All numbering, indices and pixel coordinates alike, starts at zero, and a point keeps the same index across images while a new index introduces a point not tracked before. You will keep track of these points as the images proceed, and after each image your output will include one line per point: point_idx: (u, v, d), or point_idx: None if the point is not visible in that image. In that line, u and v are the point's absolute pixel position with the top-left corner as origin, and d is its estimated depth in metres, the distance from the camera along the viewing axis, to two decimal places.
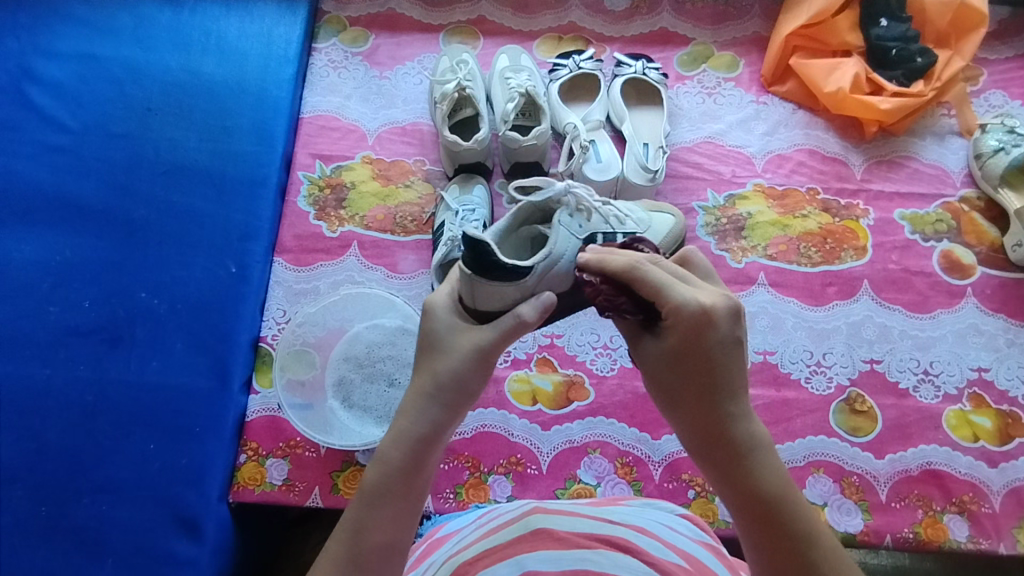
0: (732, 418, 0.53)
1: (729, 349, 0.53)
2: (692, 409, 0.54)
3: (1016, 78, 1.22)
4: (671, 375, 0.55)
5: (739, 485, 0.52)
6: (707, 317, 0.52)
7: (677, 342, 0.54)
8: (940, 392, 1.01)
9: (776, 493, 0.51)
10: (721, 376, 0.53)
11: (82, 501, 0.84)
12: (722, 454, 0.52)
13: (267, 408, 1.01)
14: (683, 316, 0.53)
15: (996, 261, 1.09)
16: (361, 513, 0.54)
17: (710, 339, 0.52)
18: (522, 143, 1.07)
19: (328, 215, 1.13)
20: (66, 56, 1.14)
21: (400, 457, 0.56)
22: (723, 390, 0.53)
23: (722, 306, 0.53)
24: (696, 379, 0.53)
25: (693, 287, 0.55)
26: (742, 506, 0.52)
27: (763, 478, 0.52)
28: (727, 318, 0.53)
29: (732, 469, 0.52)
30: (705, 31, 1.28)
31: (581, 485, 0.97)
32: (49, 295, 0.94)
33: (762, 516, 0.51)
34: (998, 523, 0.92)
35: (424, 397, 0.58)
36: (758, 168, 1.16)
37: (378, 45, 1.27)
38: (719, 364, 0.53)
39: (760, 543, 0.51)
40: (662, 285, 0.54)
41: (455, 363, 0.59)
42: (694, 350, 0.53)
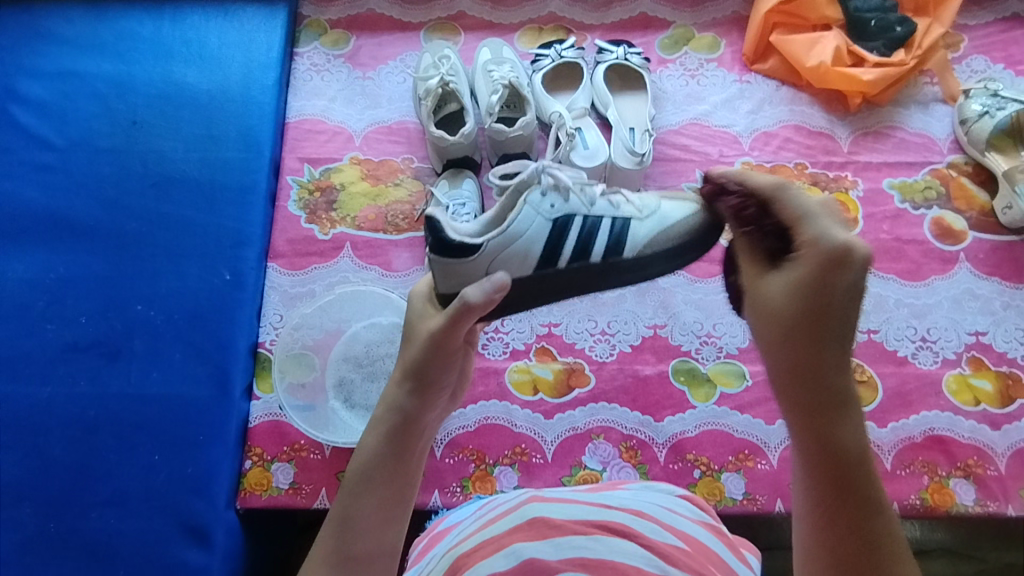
0: (840, 369, 0.49)
1: (853, 296, 0.48)
2: (797, 348, 0.49)
3: (998, 42, 1.22)
4: (786, 308, 0.50)
5: (826, 439, 0.49)
6: (845, 254, 0.48)
7: (806, 273, 0.49)
8: (939, 357, 1.01)
9: (857, 455, 0.48)
10: (839, 323, 0.48)
11: (90, 514, 0.88)
12: (817, 405, 0.49)
13: (269, 413, 0.99)
14: (820, 249, 0.49)
15: (988, 225, 1.09)
16: (348, 500, 0.57)
17: (840, 282, 0.48)
18: (509, 134, 1.08)
19: (319, 217, 1.12)
20: (50, 75, 1.16)
21: (375, 443, 0.58)
22: (837, 340, 0.48)
23: (863, 250, 0.48)
24: (811, 317, 0.49)
25: (840, 223, 0.50)
26: (820, 457, 0.49)
27: (848, 435, 0.48)
28: (863, 266, 0.48)
29: (820, 416, 0.49)
30: (685, 13, 1.28)
31: (587, 471, 0.97)
32: (46, 313, 0.99)
33: (836, 470, 0.48)
34: (1005, 484, 0.93)
35: (394, 385, 0.59)
36: (745, 146, 1.17)
37: (360, 46, 1.27)
38: (842, 311, 0.48)
39: (825, 496, 0.49)
40: (805, 213, 0.50)
41: (414, 353, 0.59)
42: (813, 292, 0.49)
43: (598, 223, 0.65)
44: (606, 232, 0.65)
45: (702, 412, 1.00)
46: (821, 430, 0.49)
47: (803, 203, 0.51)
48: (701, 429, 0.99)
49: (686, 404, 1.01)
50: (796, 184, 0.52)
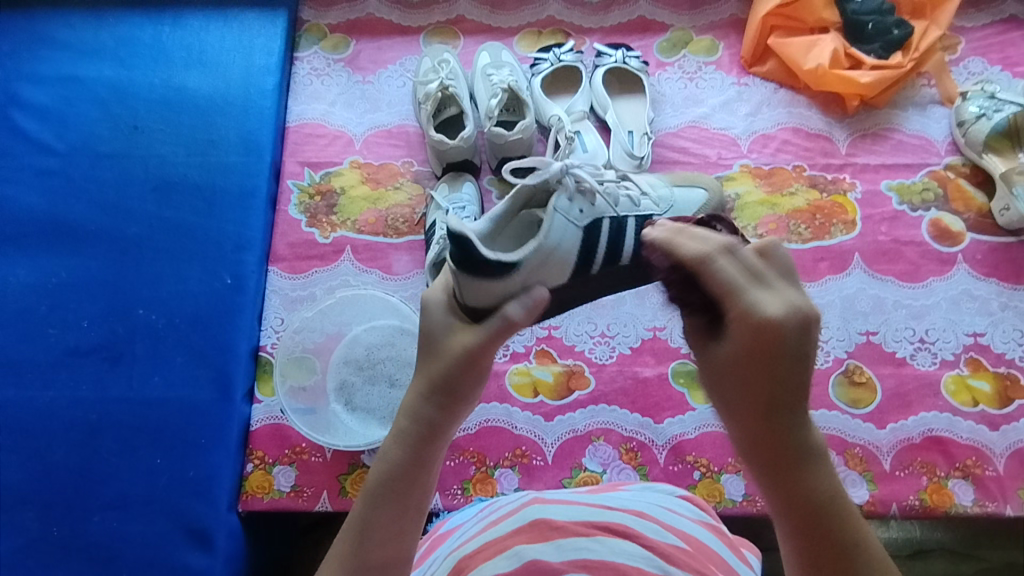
0: (791, 430, 0.46)
1: (788, 356, 0.45)
2: (748, 419, 0.47)
3: (994, 44, 1.22)
4: (732, 381, 0.47)
5: (791, 500, 0.46)
6: (773, 326, 0.45)
7: (742, 347, 0.46)
8: (937, 358, 1.02)
9: (829, 512, 0.45)
10: (784, 390, 0.45)
11: (92, 518, 0.88)
12: (777, 468, 0.46)
13: (271, 416, 1.00)
14: (752, 321, 0.46)
15: (985, 226, 1.10)
16: (376, 516, 0.54)
17: (777, 350, 0.45)
18: (508, 138, 1.08)
19: (320, 221, 1.13)
20: (51, 80, 1.17)
21: (400, 455, 0.55)
22: (786, 403, 0.45)
23: (793, 318, 0.45)
24: (755, 389, 0.46)
25: (769, 288, 0.47)
26: (791, 522, 0.46)
27: (816, 495, 0.45)
28: (798, 330, 0.45)
29: (783, 481, 0.46)
30: (683, 17, 1.29)
31: (587, 473, 0.98)
32: (48, 318, 1.00)
33: (812, 532, 0.45)
34: (1003, 484, 0.94)
35: (420, 397, 0.56)
36: (744, 149, 1.17)
37: (359, 50, 1.27)
38: (780, 375, 0.45)
39: (807, 561, 0.46)
40: (732, 283, 0.47)
41: (446, 367, 0.56)
42: (750, 362, 0.46)
43: (624, 223, 0.65)
44: (632, 231, 0.65)
45: (702, 414, 1.00)
46: (786, 492, 0.46)
47: (730, 275, 0.47)
48: (701, 431, 0.99)
49: (686, 405, 1.01)
50: (719, 250, 0.48)
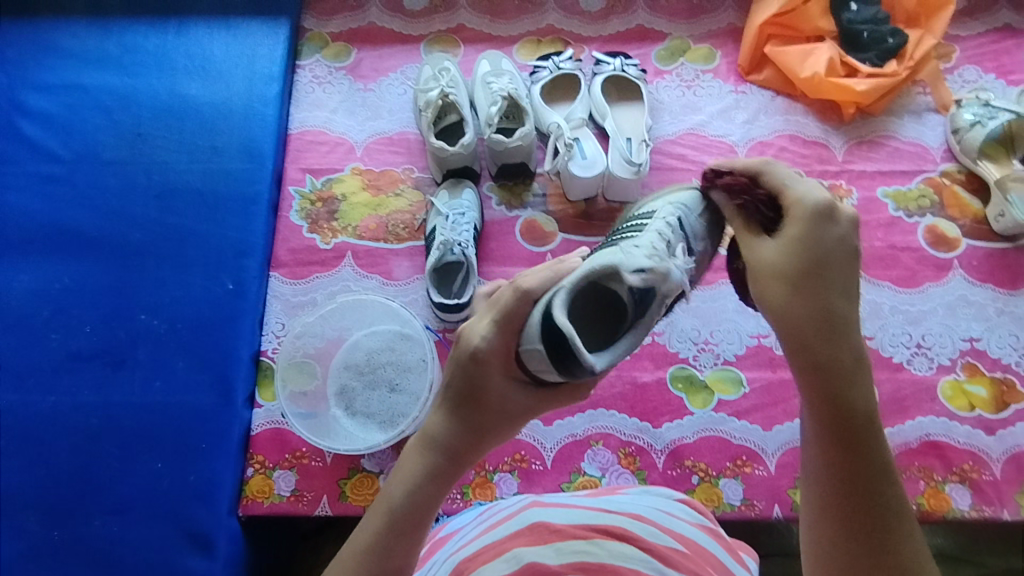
0: (845, 322, 0.53)
1: (843, 249, 0.54)
2: (803, 305, 0.53)
3: (988, 52, 1.24)
4: (788, 267, 0.54)
5: (839, 395, 0.51)
6: (828, 212, 0.54)
7: (798, 234, 0.55)
8: (933, 363, 1.02)
9: (867, 411, 0.51)
10: (838, 279, 0.53)
11: (94, 522, 0.89)
12: (830, 366, 0.52)
13: (272, 420, 1.01)
14: (806, 207, 0.55)
15: (981, 232, 1.10)
16: (393, 547, 0.55)
17: (829, 237, 0.54)
18: (508, 145, 1.09)
19: (321, 227, 1.14)
20: (55, 88, 1.18)
21: (423, 477, 0.57)
22: (840, 292, 0.53)
23: (845, 213, 0.55)
24: (812, 272, 0.53)
25: (821, 188, 0.57)
26: (832, 417, 0.51)
27: (858, 397, 0.51)
28: (848, 224, 0.55)
29: (835, 379, 0.51)
30: (681, 25, 1.30)
31: (586, 477, 0.98)
32: (51, 323, 1.01)
33: (848, 429, 0.51)
34: (1000, 489, 0.94)
35: (457, 431, 0.57)
36: (741, 156, 1.18)
37: (361, 58, 1.28)
38: (837, 266, 0.53)
39: (839, 457, 0.51)
40: (790, 180, 0.57)
41: (496, 413, 0.57)
42: (809, 248, 0.54)
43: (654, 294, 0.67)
44: None
45: (701, 418, 1.01)
46: (834, 389, 0.51)
47: (787, 175, 0.58)
48: (699, 435, 1.00)
49: (684, 410, 1.02)
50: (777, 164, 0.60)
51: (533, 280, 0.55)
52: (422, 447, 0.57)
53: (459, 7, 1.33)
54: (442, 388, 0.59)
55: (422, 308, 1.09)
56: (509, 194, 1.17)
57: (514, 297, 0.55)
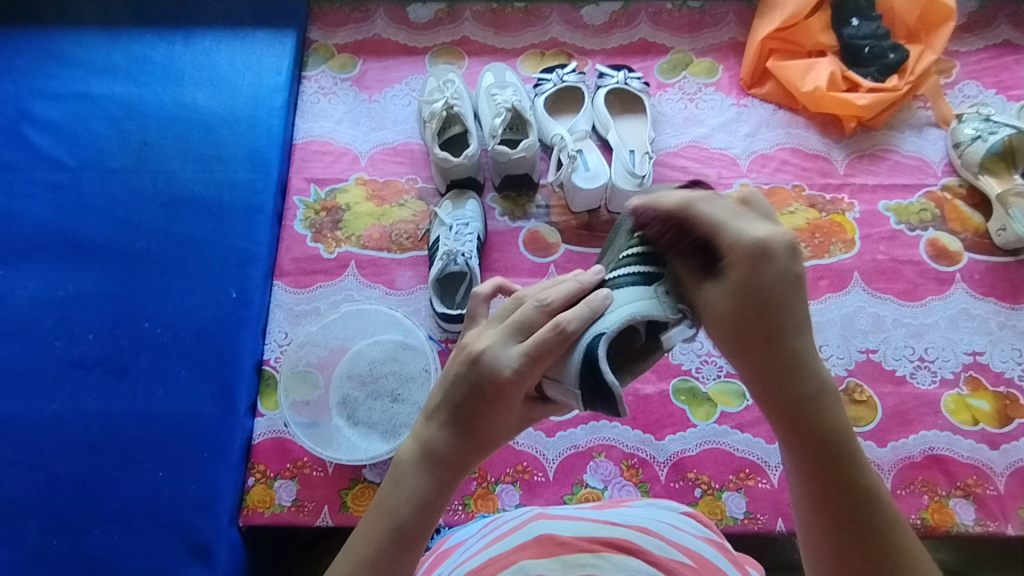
0: (806, 358, 0.51)
1: (785, 287, 0.50)
2: (759, 347, 0.51)
3: (988, 68, 1.25)
4: (732, 313, 0.52)
5: (812, 429, 0.50)
6: (763, 251, 0.50)
7: (738, 280, 0.51)
8: (937, 377, 1.02)
9: (838, 435, 0.50)
10: (785, 316, 0.50)
11: (94, 531, 0.88)
12: (793, 398, 0.50)
13: (273, 430, 1.00)
14: (741, 251, 0.50)
15: (983, 246, 1.11)
16: (398, 561, 0.53)
17: (768, 276, 0.50)
18: (512, 156, 1.10)
19: (324, 236, 1.14)
20: (63, 97, 1.19)
21: (426, 492, 0.54)
22: (788, 330, 0.50)
23: (780, 243, 0.50)
24: (759, 319, 0.50)
25: (753, 220, 0.52)
26: (803, 446, 0.51)
27: (827, 424, 0.50)
28: (786, 254, 0.50)
29: (799, 411, 0.50)
30: (683, 39, 1.31)
31: (589, 489, 0.98)
32: (54, 330, 1.01)
33: (821, 458, 0.50)
34: (1004, 504, 0.94)
35: (458, 444, 0.55)
36: (743, 169, 1.19)
37: (366, 70, 1.29)
38: (780, 306, 0.50)
39: (815, 483, 0.51)
40: (718, 222, 0.52)
41: (504, 426, 0.56)
42: (751, 294, 0.50)
43: None
44: None
45: (703, 431, 1.01)
46: (804, 424, 0.50)
47: (713, 214, 0.52)
48: (702, 448, 1.00)
49: (687, 422, 1.02)
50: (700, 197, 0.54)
51: (576, 321, 0.53)
52: (427, 464, 0.55)
53: (464, 20, 1.34)
54: (450, 401, 0.55)
55: (425, 318, 1.09)
56: (513, 205, 1.17)
57: (556, 336, 0.52)
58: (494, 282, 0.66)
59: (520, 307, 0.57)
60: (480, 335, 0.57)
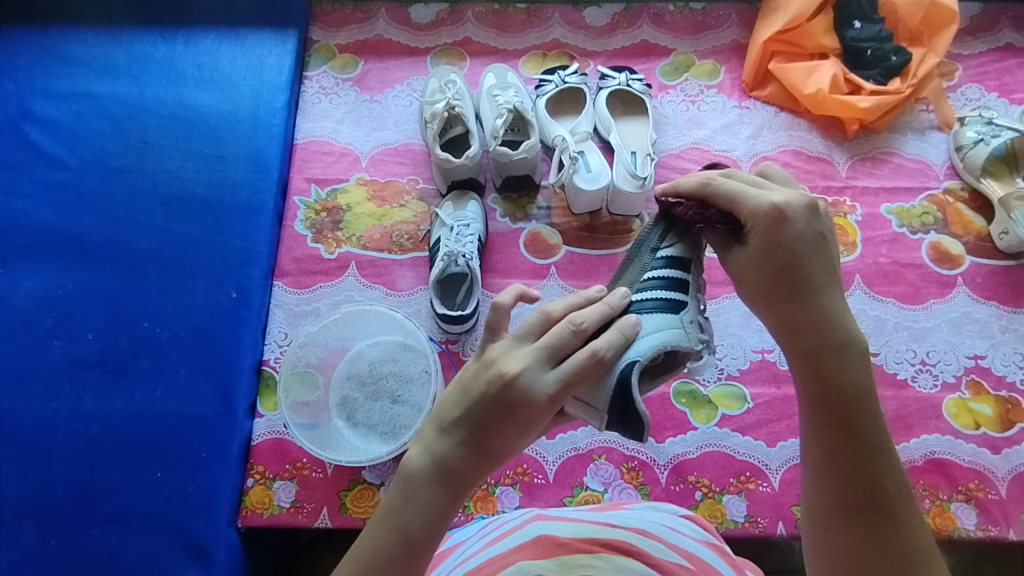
0: (829, 312, 0.54)
1: (809, 244, 0.54)
2: (786, 302, 0.55)
3: (991, 71, 1.24)
4: (762, 270, 0.56)
5: (834, 377, 0.53)
6: (778, 213, 0.54)
7: (759, 241, 0.55)
8: (938, 381, 1.02)
9: (860, 390, 0.52)
10: (810, 272, 0.54)
11: (92, 531, 0.88)
12: (822, 348, 0.53)
13: (273, 431, 1.00)
14: (757, 215, 0.55)
15: (985, 249, 1.10)
16: (406, 570, 0.51)
17: (785, 235, 0.54)
18: (513, 157, 1.09)
19: (325, 236, 1.14)
20: (64, 96, 1.18)
21: (438, 500, 0.52)
22: (814, 286, 0.54)
23: (797, 205, 0.54)
24: (783, 274, 0.55)
25: (774, 191, 0.56)
26: (822, 395, 0.53)
27: (852, 376, 0.53)
28: (804, 216, 0.54)
29: (825, 358, 0.53)
30: (685, 41, 1.31)
31: (588, 492, 0.97)
32: (54, 329, 1.00)
33: (839, 409, 0.52)
34: (1006, 509, 0.93)
35: (472, 456, 0.53)
36: (745, 171, 1.19)
37: (367, 70, 1.29)
38: (805, 258, 0.54)
39: (826, 435, 0.53)
40: (736, 194, 0.57)
41: (521, 441, 0.54)
42: (774, 251, 0.55)
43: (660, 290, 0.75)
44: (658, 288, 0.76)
45: (703, 433, 1.00)
46: (828, 373, 0.53)
47: (729, 190, 0.58)
48: (702, 450, 0.99)
49: (687, 425, 1.01)
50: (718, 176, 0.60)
51: (610, 349, 0.54)
52: (441, 479, 0.52)
53: (466, 21, 1.34)
54: (471, 416, 0.53)
55: (425, 319, 1.08)
56: (513, 206, 1.17)
57: (594, 364, 0.53)
58: (517, 290, 0.58)
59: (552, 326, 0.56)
60: (508, 353, 0.55)
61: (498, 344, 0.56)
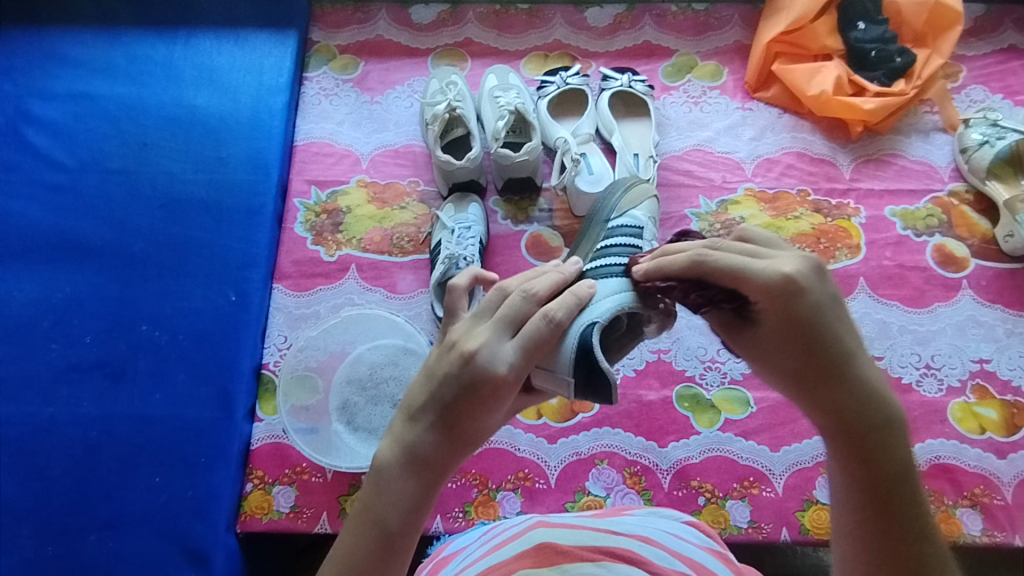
0: (865, 385, 0.50)
1: (828, 310, 0.50)
2: (820, 382, 0.51)
3: (996, 73, 1.24)
4: (786, 346, 0.51)
5: (877, 456, 0.50)
6: (791, 283, 0.50)
7: (778, 316, 0.51)
8: (943, 385, 1.01)
9: (903, 465, 0.50)
10: (837, 344, 0.50)
11: (89, 537, 0.87)
12: (861, 428, 0.50)
13: (272, 435, 0.99)
14: (770, 287, 0.50)
15: (989, 252, 1.10)
16: (386, 566, 0.50)
17: (802, 305, 0.50)
18: (514, 159, 1.08)
19: (325, 239, 1.13)
20: (62, 97, 1.18)
21: (413, 488, 0.50)
22: (843, 360, 0.50)
23: (805, 271, 0.50)
24: (816, 354, 0.50)
25: (776, 256, 0.52)
26: (866, 478, 0.50)
27: (894, 451, 0.50)
28: (812, 280, 0.50)
29: (865, 440, 0.50)
30: (688, 42, 1.30)
31: (590, 497, 0.96)
32: (51, 332, 0.99)
33: (883, 493, 0.49)
34: (1012, 514, 0.92)
35: (442, 439, 0.51)
36: (748, 173, 1.18)
37: (367, 71, 1.28)
38: (831, 332, 0.50)
39: (872, 522, 0.50)
40: (738, 267, 0.51)
41: (491, 419, 0.52)
42: (799, 324, 0.50)
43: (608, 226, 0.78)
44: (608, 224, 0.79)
45: (707, 438, 1.00)
46: (874, 455, 0.50)
47: (727, 263, 0.52)
48: (705, 455, 0.98)
49: (690, 429, 1.00)
50: (708, 250, 0.54)
51: (563, 310, 0.52)
52: (411, 468, 0.50)
53: (467, 21, 1.33)
54: (438, 398, 0.51)
55: (427, 322, 1.07)
56: (515, 208, 1.16)
57: (548, 326, 0.51)
58: (471, 273, 0.60)
59: (504, 298, 0.54)
60: (469, 331, 0.53)
61: (458, 326, 0.54)
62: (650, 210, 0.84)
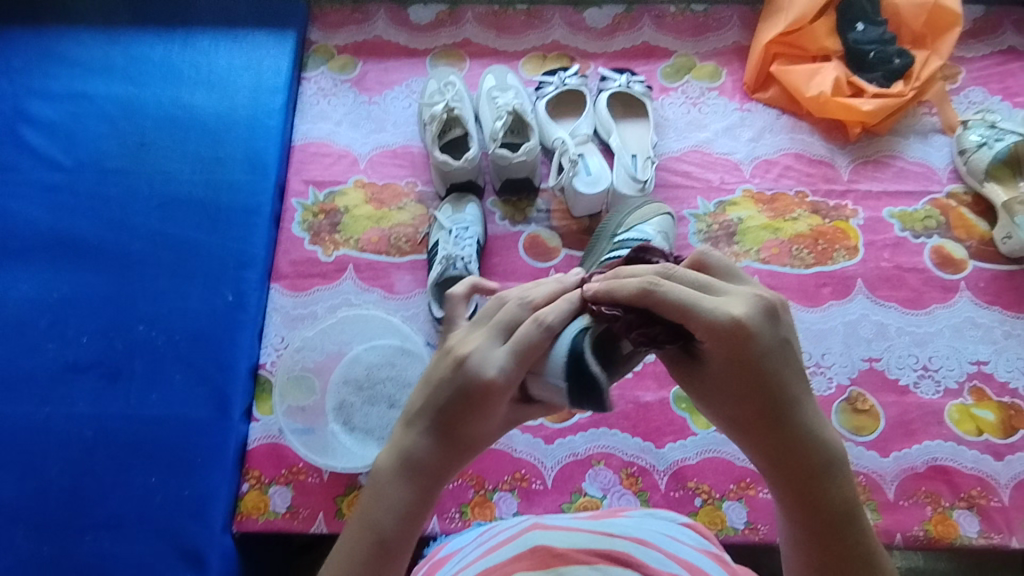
0: (808, 430, 0.48)
1: (776, 358, 0.47)
2: (760, 430, 0.48)
3: (995, 74, 1.23)
4: (731, 390, 0.49)
5: (817, 501, 0.49)
6: (740, 330, 0.46)
7: (726, 361, 0.47)
8: (941, 387, 1.01)
9: (846, 507, 0.49)
10: (782, 390, 0.47)
11: (85, 537, 0.87)
12: (801, 475, 0.48)
13: (268, 435, 0.99)
14: (716, 333, 0.46)
15: (988, 254, 1.10)
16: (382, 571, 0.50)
17: (751, 354, 0.46)
18: (513, 160, 1.08)
19: (323, 239, 1.13)
20: (60, 97, 1.18)
21: (408, 494, 0.50)
22: (789, 405, 0.48)
23: (755, 316, 0.46)
24: (757, 403, 0.48)
25: (724, 295, 0.48)
26: (809, 523, 0.49)
27: (835, 494, 0.49)
28: (764, 325, 0.47)
29: (806, 487, 0.48)
30: (687, 43, 1.30)
31: (587, 497, 0.97)
32: (48, 332, 1.00)
33: (826, 535, 0.49)
34: (1009, 516, 0.92)
35: (436, 447, 0.51)
36: (746, 174, 1.18)
37: (366, 71, 1.28)
38: (777, 378, 0.47)
39: (818, 561, 0.49)
40: (686, 306, 0.47)
41: (487, 426, 0.51)
42: (746, 371, 0.47)
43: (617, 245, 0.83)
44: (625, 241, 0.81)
45: (704, 439, 0.99)
46: (815, 502, 0.49)
47: (679, 298, 0.48)
48: (703, 456, 0.98)
49: (687, 430, 1.00)
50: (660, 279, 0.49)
51: (554, 313, 0.52)
52: (407, 474, 0.50)
53: (465, 22, 1.33)
54: (432, 405, 0.51)
55: (423, 323, 1.07)
56: (513, 208, 1.16)
57: (538, 330, 0.51)
58: (470, 281, 0.60)
59: (502, 305, 0.54)
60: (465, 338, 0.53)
61: (457, 332, 0.55)
62: (661, 227, 0.92)
